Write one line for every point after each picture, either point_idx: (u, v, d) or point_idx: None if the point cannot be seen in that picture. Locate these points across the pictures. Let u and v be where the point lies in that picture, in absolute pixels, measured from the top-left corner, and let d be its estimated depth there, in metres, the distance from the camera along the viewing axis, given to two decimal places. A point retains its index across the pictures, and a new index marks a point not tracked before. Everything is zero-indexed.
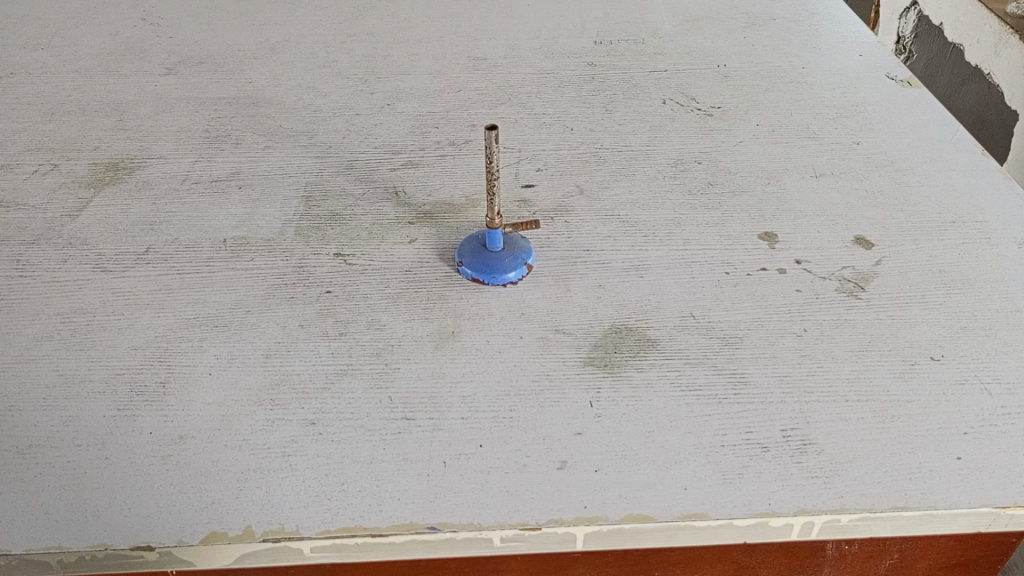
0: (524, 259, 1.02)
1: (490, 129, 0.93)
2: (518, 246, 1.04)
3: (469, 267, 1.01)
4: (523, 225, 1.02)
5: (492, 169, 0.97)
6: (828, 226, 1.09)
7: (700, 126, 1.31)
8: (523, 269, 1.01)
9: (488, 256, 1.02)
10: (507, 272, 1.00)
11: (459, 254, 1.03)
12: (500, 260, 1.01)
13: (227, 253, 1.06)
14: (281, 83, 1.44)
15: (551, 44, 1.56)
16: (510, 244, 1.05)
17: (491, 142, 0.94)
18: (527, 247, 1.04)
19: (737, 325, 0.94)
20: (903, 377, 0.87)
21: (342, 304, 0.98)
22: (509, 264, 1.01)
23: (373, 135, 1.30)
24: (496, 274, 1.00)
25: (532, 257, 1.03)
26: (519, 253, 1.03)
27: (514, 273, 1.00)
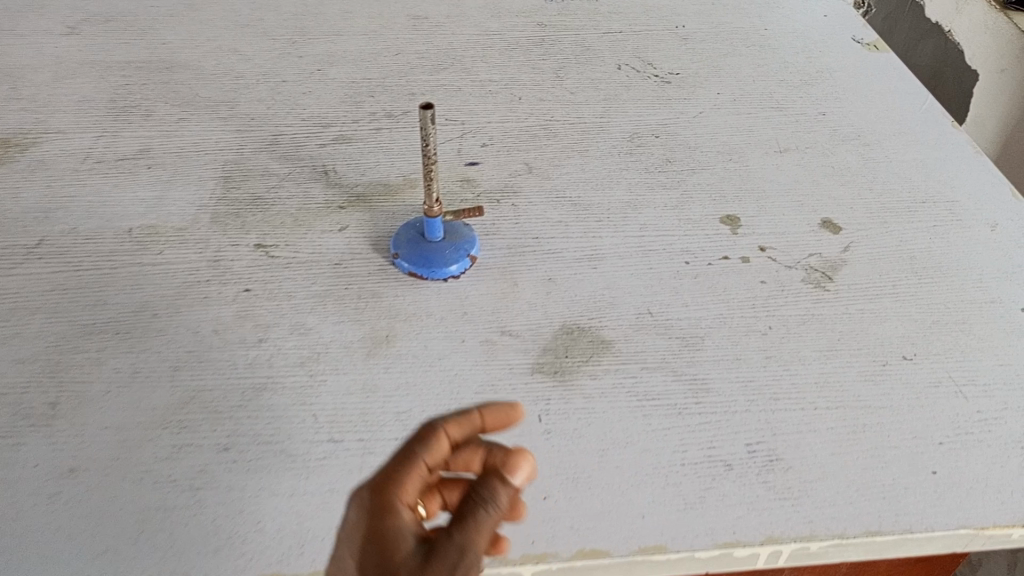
0: (467, 250, 0.92)
1: (426, 108, 0.82)
2: (461, 235, 0.94)
3: (406, 260, 0.91)
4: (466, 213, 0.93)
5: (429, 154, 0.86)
6: (795, 207, 1.01)
7: (659, 95, 1.21)
8: (467, 262, 0.92)
9: (426, 247, 0.92)
10: (448, 266, 0.90)
11: (394, 245, 0.93)
12: (440, 252, 0.92)
13: (132, 245, 0.95)
14: (199, 44, 1.30)
15: (498, 2, 1.44)
16: (451, 232, 0.95)
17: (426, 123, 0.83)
18: (471, 236, 0.94)
19: (698, 323, 0.87)
20: (873, 380, 0.81)
21: (263, 305, 0.88)
22: (450, 257, 0.91)
23: (301, 105, 1.18)
24: (436, 268, 0.90)
25: (476, 247, 0.94)
26: (462, 243, 0.93)
27: (456, 266, 0.91)
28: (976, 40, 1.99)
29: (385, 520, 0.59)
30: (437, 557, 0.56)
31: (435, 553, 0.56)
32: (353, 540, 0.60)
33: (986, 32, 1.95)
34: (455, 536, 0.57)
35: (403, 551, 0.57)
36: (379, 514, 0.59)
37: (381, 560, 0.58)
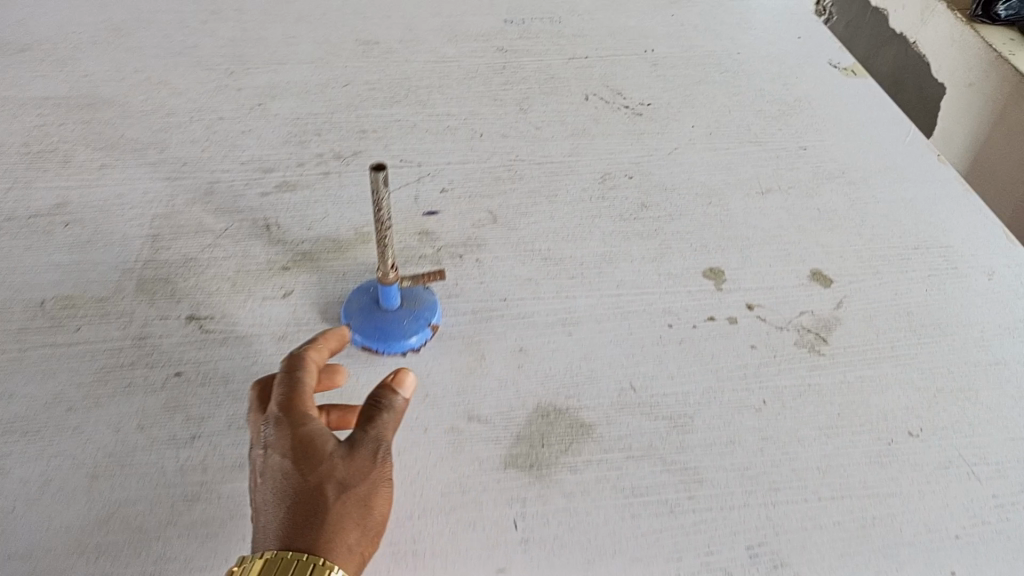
0: (428, 319, 0.83)
1: (379, 170, 0.70)
2: (420, 300, 0.84)
3: (359, 333, 0.81)
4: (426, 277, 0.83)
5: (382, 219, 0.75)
6: (781, 258, 0.94)
7: (629, 129, 1.13)
8: (427, 334, 0.82)
9: (381, 317, 0.82)
10: (406, 339, 0.81)
11: (344, 314, 0.83)
12: (396, 322, 0.82)
13: (45, 321, 0.83)
14: (125, 76, 1.17)
15: (454, 24, 1.34)
16: (410, 297, 0.85)
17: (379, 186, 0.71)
18: (431, 301, 0.85)
19: (685, 399, 0.79)
20: (879, 462, 0.74)
21: (196, 393, 0.77)
22: (408, 327, 0.82)
23: (240, 146, 1.07)
24: (392, 341, 0.81)
25: (437, 314, 0.84)
26: (421, 311, 0.83)
27: (415, 338, 0.81)
28: (943, 54, 1.94)
29: (305, 423, 0.57)
30: (360, 443, 0.57)
31: (358, 441, 0.57)
32: (268, 447, 0.56)
33: (953, 45, 1.91)
34: (379, 422, 0.58)
35: (326, 443, 0.56)
36: (298, 418, 0.57)
37: (306, 454, 0.55)
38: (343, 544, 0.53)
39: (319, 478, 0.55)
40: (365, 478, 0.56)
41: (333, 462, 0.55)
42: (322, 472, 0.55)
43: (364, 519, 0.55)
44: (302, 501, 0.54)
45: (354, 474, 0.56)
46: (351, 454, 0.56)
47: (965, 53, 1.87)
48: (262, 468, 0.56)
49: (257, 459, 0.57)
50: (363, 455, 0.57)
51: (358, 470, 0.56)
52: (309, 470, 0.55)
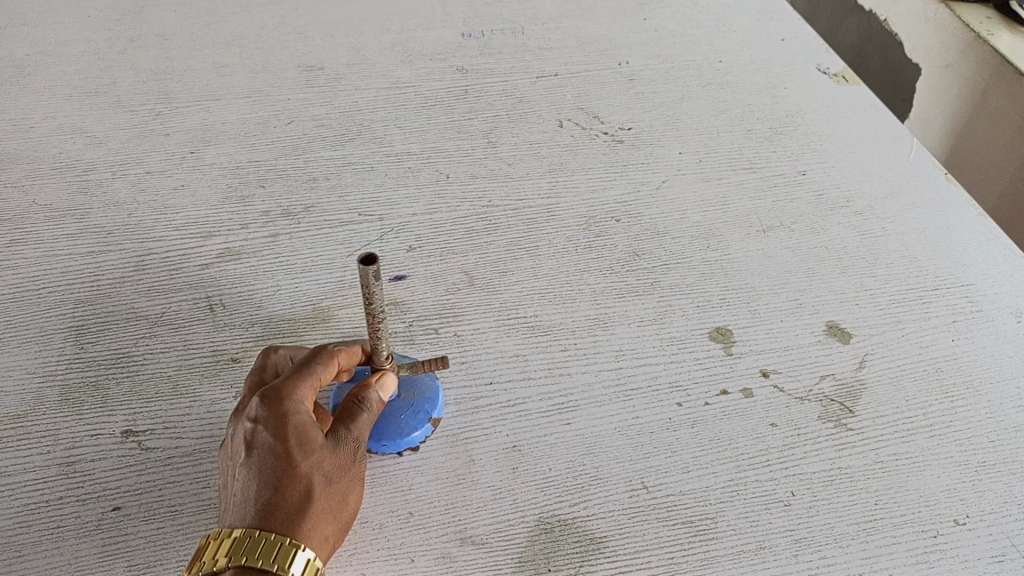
0: (428, 412, 0.72)
1: (371, 262, 0.58)
2: (421, 389, 0.73)
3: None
4: (428, 363, 0.69)
5: (373, 312, 0.63)
6: (791, 311, 0.85)
7: (611, 160, 1.02)
8: (426, 430, 0.72)
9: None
10: (402, 437, 0.70)
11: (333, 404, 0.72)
12: (391, 415, 0.71)
13: None
14: (34, 126, 1.03)
15: (407, 40, 1.21)
16: (410, 386, 0.74)
17: (370, 280, 0.59)
18: (433, 391, 0.74)
19: (705, 497, 0.69)
20: (928, 561, 0.66)
21: (138, 532, 0.66)
22: (407, 422, 0.71)
23: (174, 206, 0.94)
24: (386, 438, 0.70)
25: (440, 407, 0.73)
26: (421, 403, 0.72)
27: (413, 438, 0.71)
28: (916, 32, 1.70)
29: (301, 408, 0.59)
30: (343, 440, 0.60)
31: (342, 437, 0.60)
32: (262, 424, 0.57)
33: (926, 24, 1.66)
34: (360, 422, 0.62)
35: (316, 433, 0.58)
36: (294, 403, 0.59)
37: (298, 440, 0.57)
38: (320, 534, 0.55)
39: (307, 465, 0.56)
40: (345, 472, 0.59)
41: (320, 451, 0.58)
42: (311, 461, 0.57)
43: (338, 513, 0.58)
44: (288, 484, 0.55)
45: (336, 467, 0.58)
46: (335, 450, 0.59)
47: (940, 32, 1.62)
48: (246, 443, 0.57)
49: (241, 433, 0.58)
50: (346, 449, 0.59)
51: (341, 461, 0.59)
52: (299, 455, 0.56)
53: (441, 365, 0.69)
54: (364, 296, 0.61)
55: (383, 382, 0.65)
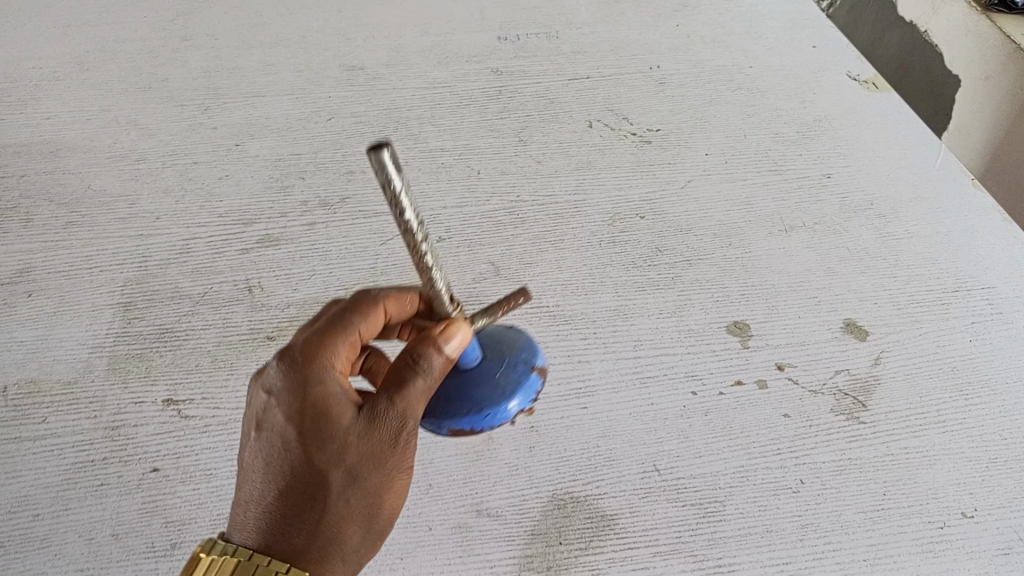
0: (528, 362, 0.66)
1: (386, 147, 0.45)
2: (510, 344, 0.68)
3: (432, 410, 0.63)
4: (507, 302, 0.64)
5: (403, 214, 0.51)
6: (810, 307, 0.87)
7: (638, 160, 1.05)
8: (532, 387, 0.65)
9: (461, 379, 0.65)
10: (510, 400, 0.63)
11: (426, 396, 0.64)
12: (487, 378, 0.65)
13: (7, 411, 0.76)
14: (92, 118, 1.09)
15: (445, 42, 1.26)
16: (498, 345, 0.68)
17: (387, 172, 0.47)
18: (523, 342, 0.68)
19: (715, 480, 0.71)
20: (933, 551, 0.67)
21: (176, 493, 0.70)
22: (512, 380, 0.65)
23: (218, 194, 0.99)
24: (497, 406, 0.63)
25: (540, 357, 0.67)
26: (515, 358, 0.66)
27: (524, 397, 0.65)
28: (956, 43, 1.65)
29: (326, 387, 0.54)
30: (379, 423, 0.53)
31: (379, 418, 0.53)
32: (277, 408, 0.54)
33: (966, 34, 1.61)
34: (411, 391, 0.55)
35: (343, 415, 0.53)
36: (316, 380, 0.54)
37: (315, 428, 0.52)
38: (339, 540, 0.52)
39: (323, 459, 0.52)
40: (382, 459, 0.53)
41: (345, 439, 0.52)
42: (330, 457, 0.52)
43: (367, 512, 0.53)
44: (299, 486, 0.52)
45: (367, 457, 0.53)
46: (367, 437, 0.53)
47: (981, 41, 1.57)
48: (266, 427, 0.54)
49: (263, 408, 0.54)
50: (382, 432, 0.53)
51: (374, 448, 0.53)
52: (315, 449, 0.52)
53: (523, 300, 0.64)
54: (387, 195, 0.49)
55: (448, 334, 0.57)
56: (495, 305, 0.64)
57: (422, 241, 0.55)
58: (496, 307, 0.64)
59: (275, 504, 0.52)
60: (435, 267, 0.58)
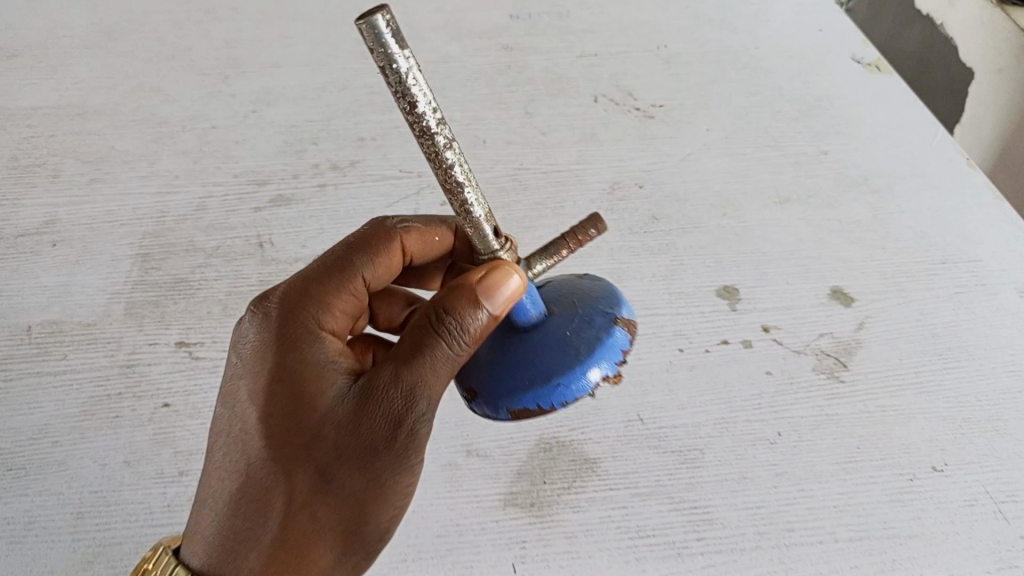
0: (606, 313, 0.57)
1: (376, 11, 0.41)
2: (581, 297, 0.59)
3: (495, 385, 0.55)
4: (575, 235, 0.60)
5: (413, 106, 0.46)
6: (799, 274, 0.89)
7: (640, 133, 1.08)
8: (616, 340, 0.55)
9: (528, 343, 0.56)
10: (589, 363, 0.54)
11: (493, 371, 0.56)
12: (562, 340, 0.55)
13: (30, 349, 0.81)
14: (117, 84, 1.13)
15: (458, 19, 1.29)
16: (568, 299, 0.59)
17: (382, 45, 0.43)
18: (598, 294, 0.59)
19: (696, 430, 0.75)
20: (901, 501, 0.70)
21: (184, 425, 0.75)
22: (592, 336, 0.55)
23: (234, 157, 1.03)
24: (576, 371, 0.54)
25: (621, 306, 0.58)
26: (591, 310, 0.57)
27: (605, 356, 0.55)
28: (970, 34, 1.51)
29: (315, 356, 0.50)
30: (362, 417, 0.47)
31: (364, 410, 0.47)
32: (256, 377, 0.50)
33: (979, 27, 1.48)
34: (429, 361, 0.48)
35: (331, 394, 0.49)
36: (304, 346, 0.51)
37: (296, 408, 0.48)
38: (300, 552, 0.48)
39: (298, 447, 0.48)
40: (370, 455, 0.47)
41: (322, 428, 0.48)
42: (299, 454, 0.48)
43: (338, 523, 0.48)
44: (268, 475, 0.48)
45: (351, 450, 0.47)
46: (347, 432, 0.47)
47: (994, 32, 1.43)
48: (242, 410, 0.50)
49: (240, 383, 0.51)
50: (373, 420, 0.47)
51: (362, 441, 0.47)
52: (291, 433, 0.48)
53: (592, 229, 0.59)
54: (388, 79, 0.45)
55: (486, 289, 0.49)
56: (560, 238, 0.60)
57: (444, 142, 0.49)
58: (562, 240, 0.60)
59: (239, 493, 0.48)
60: (466, 180, 0.52)
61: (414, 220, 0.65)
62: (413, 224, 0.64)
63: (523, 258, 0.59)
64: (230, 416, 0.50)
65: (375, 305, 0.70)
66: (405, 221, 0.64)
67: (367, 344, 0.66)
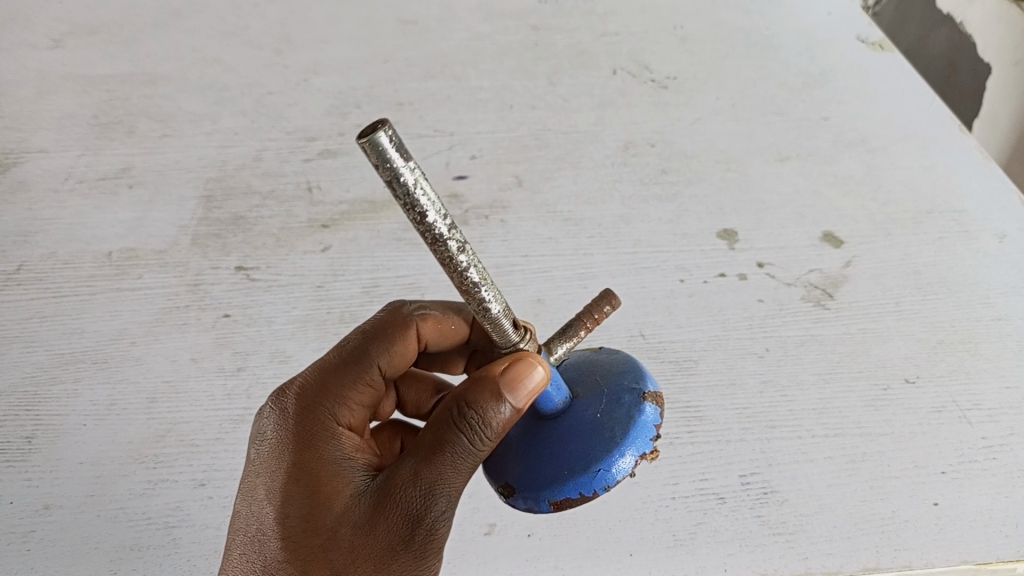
0: (632, 388, 0.55)
1: (380, 128, 0.36)
2: (607, 375, 0.57)
3: (529, 478, 0.53)
4: (591, 314, 0.58)
5: (424, 217, 0.41)
6: (794, 220, 0.98)
7: (655, 101, 1.17)
8: (648, 418, 0.53)
9: (557, 430, 0.54)
10: (620, 446, 0.52)
11: (528, 466, 0.54)
12: (590, 426, 0.53)
13: (111, 269, 0.93)
14: (183, 56, 1.26)
15: (490, 3, 1.40)
16: (594, 379, 0.57)
17: (387, 162, 0.37)
18: (625, 370, 0.57)
19: (691, 345, 0.84)
20: (875, 406, 0.78)
21: (242, 331, 0.86)
22: (621, 416, 0.53)
23: (287, 117, 1.14)
24: (608, 454, 0.51)
25: (647, 379, 0.56)
26: (618, 388, 0.55)
27: (637, 433, 0.52)
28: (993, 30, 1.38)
29: (331, 453, 0.53)
30: (378, 519, 0.48)
31: (382, 511, 0.48)
32: (272, 474, 0.52)
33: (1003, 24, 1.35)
34: (446, 461, 0.48)
35: (347, 491, 0.50)
36: (321, 443, 0.53)
37: (311, 508, 0.49)
38: None
39: (314, 547, 0.48)
40: (388, 554, 0.48)
41: (339, 530, 0.48)
42: (315, 553, 0.48)
43: None
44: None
45: (367, 551, 0.48)
46: (364, 532, 0.48)
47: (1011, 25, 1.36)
48: (259, 509, 0.51)
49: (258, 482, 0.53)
50: (391, 517, 0.48)
51: (379, 540, 0.48)
52: (307, 534, 0.49)
53: (608, 305, 0.58)
54: (395, 192, 0.39)
55: (510, 381, 0.48)
56: (577, 317, 0.58)
57: (457, 247, 0.44)
58: (579, 319, 0.58)
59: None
60: (481, 279, 0.47)
61: (431, 307, 0.66)
62: (431, 311, 0.64)
63: (543, 343, 0.57)
64: (245, 514, 0.51)
65: (402, 390, 0.71)
66: (422, 306, 0.65)
67: (392, 434, 0.70)
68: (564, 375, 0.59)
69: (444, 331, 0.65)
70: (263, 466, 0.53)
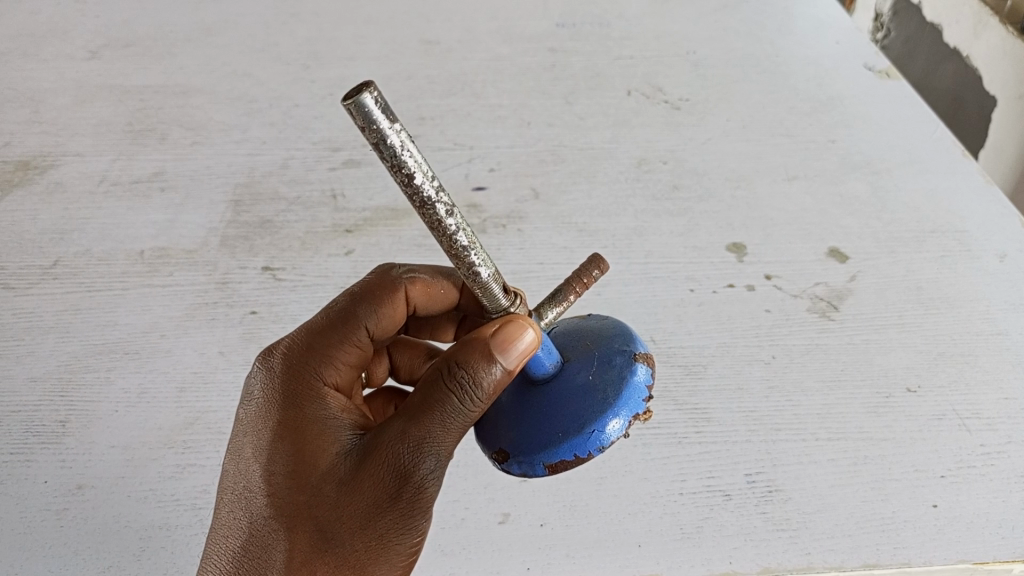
0: (623, 350, 0.58)
1: (366, 90, 0.40)
2: (596, 339, 0.61)
3: (525, 442, 0.57)
4: (580, 278, 0.62)
5: (412, 179, 0.45)
6: (801, 236, 1.01)
7: (667, 121, 1.21)
8: (638, 378, 0.56)
9: (549, 394, 0.57)
10: (612, 407, 0.55)
11: (525, 431, 0.57)
12: (583, 387, 0.57)
13: (143, 266, 0.97)
14: (215, 70, 1.31)
15: (511, 26, 1.45)
16: (583, 342, 0.61)
17: (372, 123, 0.41)
18: (614, 333, 0.60)
19: (700, 351, 0.87)
20: (877, 412, 0.81)
21: (268, 327, 0.90)
22: (613, 377, 0.56)
23: (313, 129, 1.19)
24: (603, 416, 0.55)
25: (636, 342, 0.59)
26: (608, 350, 0.59)
27: (630, 393, 0.56)
28: (993, 66, 1.38)
29: (318, 413, 0.56)
30: (364, 476, 0.51)
31: (367, 468, 0.51)
32: (260, 433, 0.55)
33: (1004, 59, 1.35)
34: (434, 421, 0.51)
35: (335, 450, 0.53)
36: (309, 404, 0.56)
37: (299, 466, 0.53)
38: None
39: (301, 502, 0.52)
40: (375, 509, 0.51)
41: (325, 486, 0.52)
42: (301, 506, 0.51)
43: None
44: (269, 534, 0.52)
45: (352, 506, 0.51)
46: (348, 488, 0.51)
47: (1015, 58, 1.32)
48: (248, 463, 0.54)
49: (246, 437, 0.56)
50: (378, 474, 0.51)
51: (366, 498, 0.51)
52: (294, 489, 0.52)
53: (594, 269, 0.62)
54: (383, 154, 0.43)
55: (501, 342, 0.51)
56: (566, 283, 0.62)
57: (445, 210, 0.48)
58: (568, 285, 0.62)
59: (238, 552, 0.51)
60: (471, 244, 0.51)
61: (421, 271, 0.70)
62: (419, 275, 0.69)
63: (534, 309, 0.61)
64: (234, 472, 0.55)
65: (394, 355, 0.77)
66: (411, 272, 0.69)
67: (385, 400, 0.77)
68: (554, 341, 0.62)
69: (430, 294, 0.70)
70: (251, 423, 0.56)
